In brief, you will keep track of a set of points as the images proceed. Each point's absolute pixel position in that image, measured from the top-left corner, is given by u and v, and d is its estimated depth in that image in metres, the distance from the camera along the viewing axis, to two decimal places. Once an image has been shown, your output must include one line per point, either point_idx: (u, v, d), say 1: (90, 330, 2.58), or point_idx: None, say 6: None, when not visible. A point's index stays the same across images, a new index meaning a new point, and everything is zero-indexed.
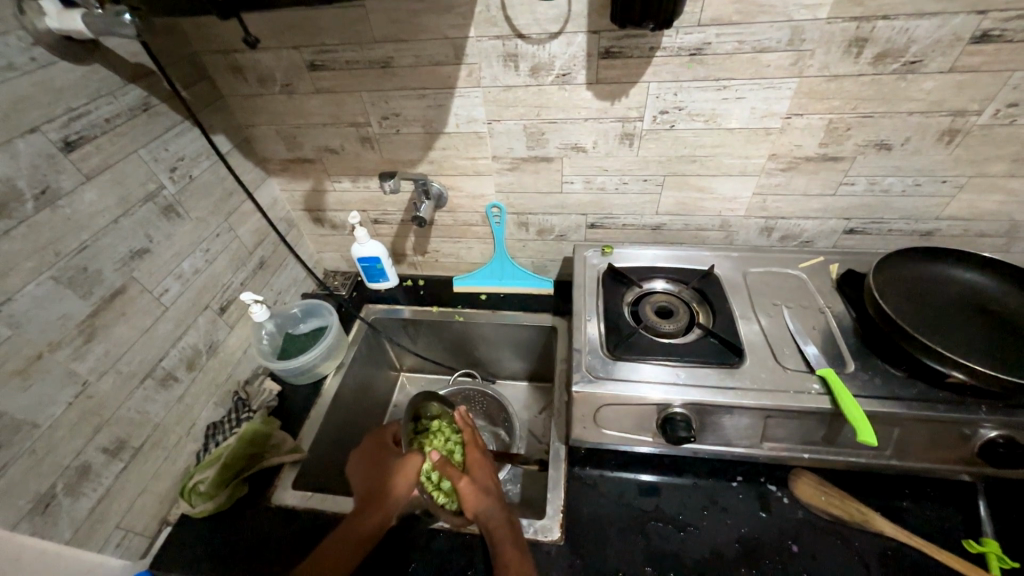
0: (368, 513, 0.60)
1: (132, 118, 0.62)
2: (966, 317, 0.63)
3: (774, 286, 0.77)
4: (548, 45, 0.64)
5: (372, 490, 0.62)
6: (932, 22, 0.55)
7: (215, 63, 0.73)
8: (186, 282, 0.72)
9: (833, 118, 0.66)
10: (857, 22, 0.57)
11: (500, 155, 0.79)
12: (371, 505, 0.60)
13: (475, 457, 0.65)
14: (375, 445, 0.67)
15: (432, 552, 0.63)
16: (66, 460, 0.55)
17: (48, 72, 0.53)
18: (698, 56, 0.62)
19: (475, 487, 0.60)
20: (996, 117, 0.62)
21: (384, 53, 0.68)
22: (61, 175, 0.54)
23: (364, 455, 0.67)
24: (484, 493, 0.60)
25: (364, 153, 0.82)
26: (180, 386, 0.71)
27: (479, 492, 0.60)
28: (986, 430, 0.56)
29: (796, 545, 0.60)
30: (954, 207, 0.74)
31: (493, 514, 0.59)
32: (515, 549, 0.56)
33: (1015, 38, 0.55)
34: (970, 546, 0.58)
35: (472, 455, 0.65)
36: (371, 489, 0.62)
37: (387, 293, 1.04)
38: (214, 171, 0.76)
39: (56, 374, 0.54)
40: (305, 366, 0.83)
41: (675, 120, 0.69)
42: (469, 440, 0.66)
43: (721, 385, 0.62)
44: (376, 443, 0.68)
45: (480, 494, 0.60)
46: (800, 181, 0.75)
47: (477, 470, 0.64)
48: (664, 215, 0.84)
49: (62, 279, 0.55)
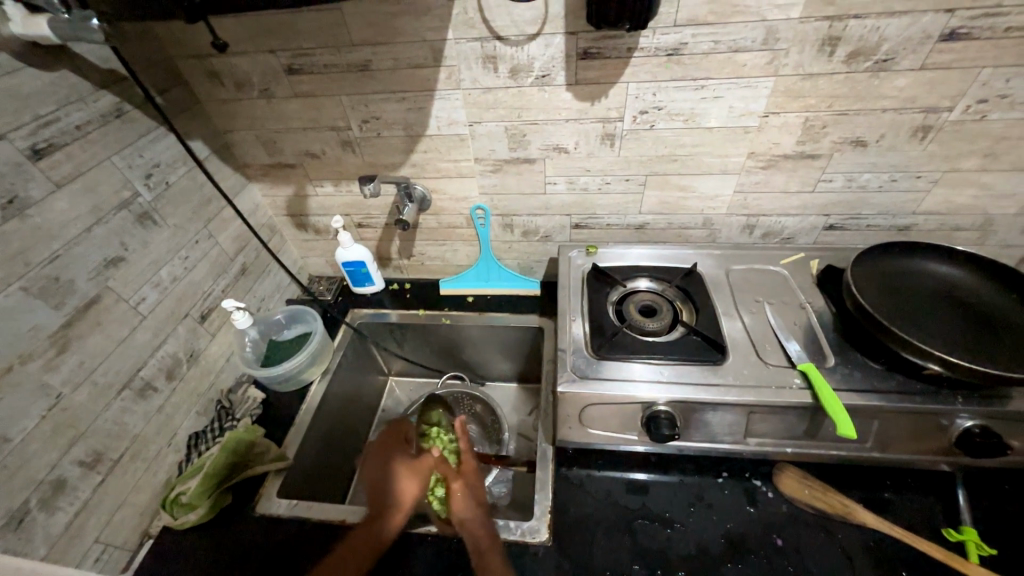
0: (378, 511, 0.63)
1: (104, 124, 0.61)
2: (941, 309, 0.65)
3: (756, 283, 0.77)
4: (527, 47, 0.64)
5: (381, 493, 0.64)
6: (902, 20, 0.56)
7: (192, 69, 0.72)
8: (165, 290, 0.71)
9: (809, 116, 0.67)
10: (829, 21, 0.57)
11: (482, 157, 0.78)
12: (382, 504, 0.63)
13: (469, 463, 0.69)
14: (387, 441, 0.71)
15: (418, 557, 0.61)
16: (40, 474, 0.54)
17: (14, 79, 0.51)
18: (675, 56, 0.63)
19: (466, 492, 0.65)
20: (966, 113, 0.63)
21: (362, 56, 0.67)
22: (29, 184, 0.53)
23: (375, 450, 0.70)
24: (474, 499, 0.65)
25: (345, 157, 0.81)
26: (160, 396, 0.69)
27: (469, 497, 0.65)
28: (962, 420, 0.57)
29: (781, 539, 0.61)
30: (930, 202, 0.75)
31: (481, 522, 0.62)
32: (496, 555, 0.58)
33: (982, 36, 0.56)
34: (949, 535, 0.59)
35: (468, 462, 0.69)
36: (381, 488, 0.65)
37: (373, 297, 1.03)
38: (191, 177, 0.75)
39: (26, 388, 0.52)
40: (288, 372, 0.82)
41: (655, 120, 0.70)
42: (464, 447, 0.70)
43: (704, 382, 0.62)
44: (389, 440, 0.71)
45: (470, 500, 0.65)
46: (779, 179, 0.76)
47: (471, 477, 0.68)
48: (647, 214, 0.84)
49: (33, 289, 0.53)
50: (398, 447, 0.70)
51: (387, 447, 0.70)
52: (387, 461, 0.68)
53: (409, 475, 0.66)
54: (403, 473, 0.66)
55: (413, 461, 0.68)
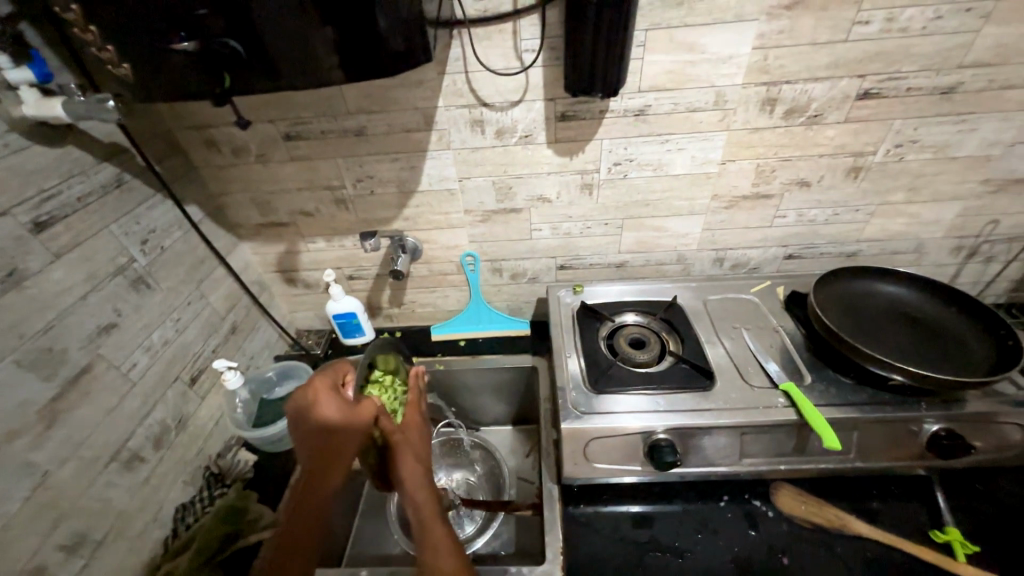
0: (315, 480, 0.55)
1: (104, 194, 0.62)
2: (894, 324, 0.72)
3: (732, 311, 0.84)
4: (510, 111, 0.71)
5: (313, 498, 0.55)
6: (824, 84, 0.67)
7: (190, 139, 0.75)
8: (155, 354, 0.69)
9: (759, 162, 0.76)
10: (766, 86, 0.68)
11: (471, 209, 0.84)
12: (316, 470, 0.55)
13: (413, 419, 0.65)
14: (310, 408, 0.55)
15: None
16: (20, 563, 0.50)
17: (21, 157, 0.53)
18: (642, 116, 0.71)
19: (406, 446, 0.60)
20: (887, 156, 0.75)
21: (358, 122, 0.72)
22: (28, 256, 0.53)
23: (298, 417, 0.56)
24: (413, 452, 0.61)
25: (338, 213, 0.85)
26: (147, 466, 0.66)
27: (409, 455, 0.60)
28: (929, 425, 0.63)
29: (786, 558, 0.63)
30: (870, 231, 0.86)
31: (422, 488, 0.58)
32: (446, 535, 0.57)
33: (889, 95, 0.68)
34: (936, 535, 0.63)
35: (410, 417, 0.65)
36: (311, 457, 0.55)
37: (364, 348, 1.03)
38: (185, 240, 0.76)
39: (11, 468, 0.50)
40: (283, 431, 0.80)
41: (627, 170, 0.78)
42: (412, 402, 0.66)
43: (698, 408, 0.66)
44: (320, 390, 0.57)
45: (409, 455, 0.60)
46: (741, 217, 0.84)
47: (413, 434, 0.62)
48: (626, 253, 0.91)
49: (25, 362, 0.52)
50: (328, 402, 0.56)
51: (308, 412, 0.55)
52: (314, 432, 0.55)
53: (343, 434, 0.55)
54: (335, 432, 0.55)
55: (345, 418, 0.56)
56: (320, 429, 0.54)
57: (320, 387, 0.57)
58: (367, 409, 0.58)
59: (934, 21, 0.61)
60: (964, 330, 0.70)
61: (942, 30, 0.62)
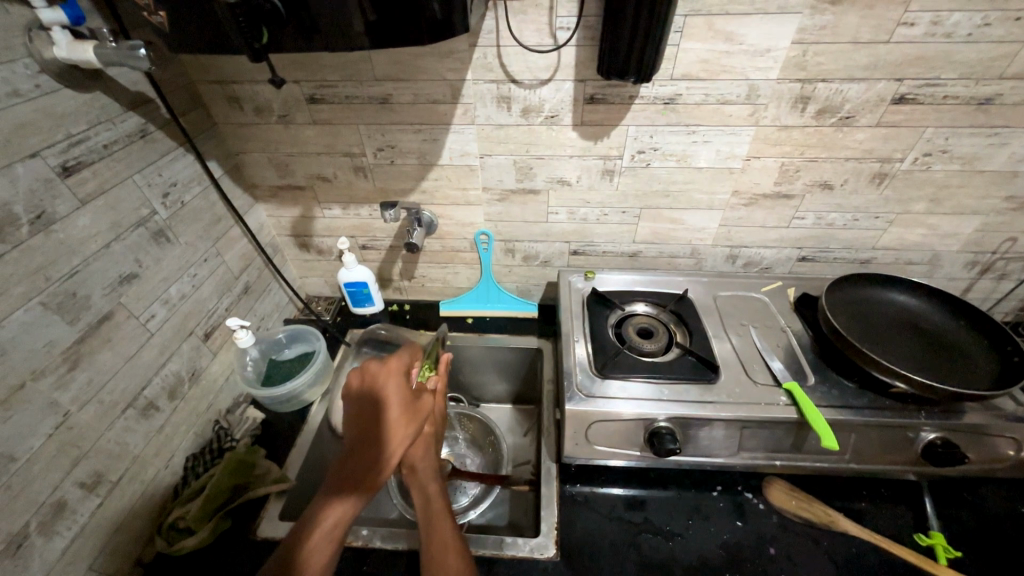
0: (369, 448, 0.60)
1: (129, 143, 0.62)
2: (901, 333, 0.73)
3: (741, 309, 0.84)
4: (539, 90, 0.70)
5: (358, 470, 0.58)
6: (861, 85, 0.66)
7: (213, 93, 0.74)
8: (173, 308, 0.70)
9: (784, 161, 0.76)
10: (801, 83, 0.66)
11: (490, 187, 0.83)
12: (369, 442, 0.60)
13: (441, 418, 0.72)
14: (379, 386, 0.64)
15: (369, 568, 0.64)
16: (41, 497, 0.51)
17: (52, 99, 0.53)
18: (671, 104, 0.70)
19: (432, 439, 0.69)
20: (914, 163, 0.74)
21: (384, 90, 0.72)
22: (56, 200, 0.53)
23: (365, 385, 0.65)
24: (434, 448, 0.69)
25: (356, 181, 0.85)
26: (161, 415, 0.68)
27: (431, 449, 0.68)
28: (926, 433, 0.64)
29: (774, 548, 0.65)
30: (887, 239, 0.85)
31: (436, 482, 0.65)
32: (453, 529, 0.60)
33: (924, 102, 0.67)
34: (920, 539, 0.65)
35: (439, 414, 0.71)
36: (370, 423, 0.61)
37: (372, 318, 1.04)
38: (204, 196, 0.76)
39: (38, 406, 0.51)
40: (292, 393, 0.82)
41: (651, 159, 0.77)
42: (443, 400, 0.73)
43: (701, 400, 0.67)
44: (388, 373, 0.66)
45: (431, 451, 0.68)
46: (759, 215, 0.84)
47: (438, 431, 0.70)
48: (640, 243, 0.91)
49: (51, 305, 0.53)
50: (395, 384, 0.65)
51: (377, 388, 0.64)
52: (376, 407, 0.62)
53: (398, 417, 0.63)
54: (394, 411, 0.63)
55: (406, 400, 0.64)
56: (383, 402, 0.63)
57: (393, 367, 0.66)
58: (424, 402, 0.67)
59: (980, 28, 0.60)
60: (970, 343, 0.71)
61: (988, 38, 0.60)
